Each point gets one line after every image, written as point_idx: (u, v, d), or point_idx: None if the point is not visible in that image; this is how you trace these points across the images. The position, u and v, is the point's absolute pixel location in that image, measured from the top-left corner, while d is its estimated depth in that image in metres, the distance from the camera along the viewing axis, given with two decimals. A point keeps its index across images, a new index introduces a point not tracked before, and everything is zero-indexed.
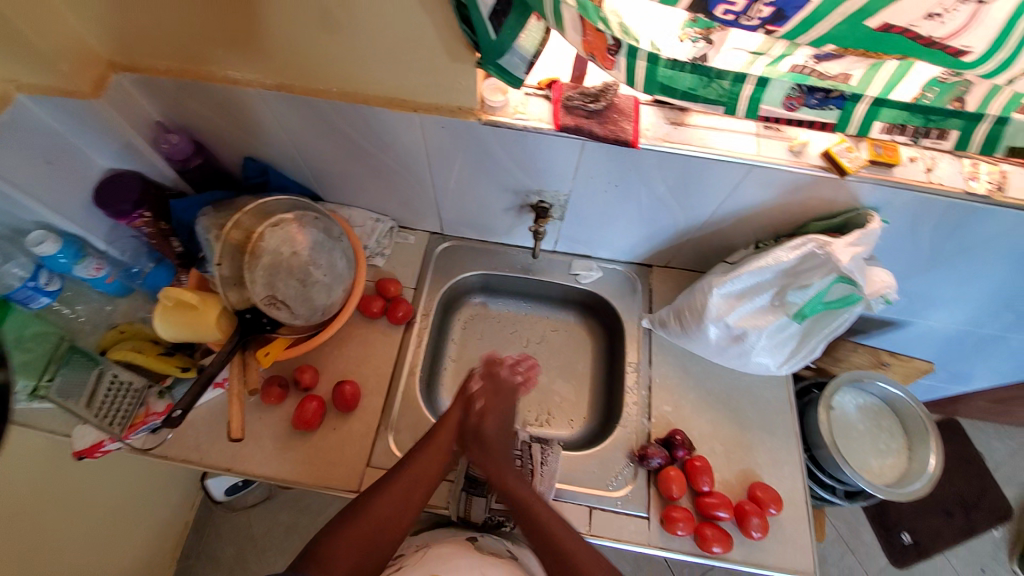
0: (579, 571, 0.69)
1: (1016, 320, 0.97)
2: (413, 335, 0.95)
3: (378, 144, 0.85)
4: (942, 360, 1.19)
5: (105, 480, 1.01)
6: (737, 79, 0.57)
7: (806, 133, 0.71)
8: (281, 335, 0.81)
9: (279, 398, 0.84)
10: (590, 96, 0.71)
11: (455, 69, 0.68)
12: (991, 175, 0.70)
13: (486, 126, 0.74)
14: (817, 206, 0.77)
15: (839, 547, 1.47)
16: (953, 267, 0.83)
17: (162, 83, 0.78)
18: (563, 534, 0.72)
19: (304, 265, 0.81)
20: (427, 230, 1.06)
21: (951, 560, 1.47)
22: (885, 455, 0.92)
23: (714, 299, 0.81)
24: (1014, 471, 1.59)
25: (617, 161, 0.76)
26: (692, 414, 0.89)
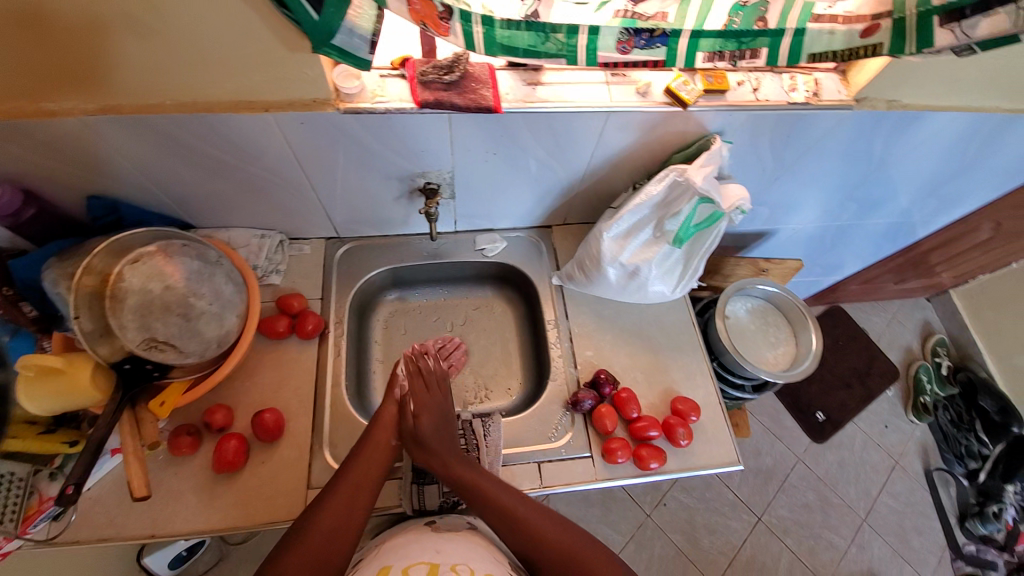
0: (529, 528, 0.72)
1: (859, 207, 1.12)
2: (328, 345, 0.91)
3: (238, 155, 0.79)
4: (815, 255, 1.36)
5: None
6: (570, 30, 0.60)
7: (647, 75, 0.77)
8: (176, 379, 0.76)
9: (192, 446, 0.79)
10: (443, 68, 0.71)
11: (296, 60, 0.65)
12: (808, 85, 0.79)
13: (347, 114, 0.72)
14: (675, 140, 0.83)
15: (769, 439, 1.66)
16: (799, 171, 0.94)
17: None
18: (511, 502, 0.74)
19: (184, 297, 0.75)
20: (321, 236, 1.02)
21: (858, 424, 1.71)
22: (777, 345, 1.06)
23: (606, 243, 0.88)
24: (891, 337, 1.87)
25: (488, 129, 0.77)
26: (613, 353, 0.96)
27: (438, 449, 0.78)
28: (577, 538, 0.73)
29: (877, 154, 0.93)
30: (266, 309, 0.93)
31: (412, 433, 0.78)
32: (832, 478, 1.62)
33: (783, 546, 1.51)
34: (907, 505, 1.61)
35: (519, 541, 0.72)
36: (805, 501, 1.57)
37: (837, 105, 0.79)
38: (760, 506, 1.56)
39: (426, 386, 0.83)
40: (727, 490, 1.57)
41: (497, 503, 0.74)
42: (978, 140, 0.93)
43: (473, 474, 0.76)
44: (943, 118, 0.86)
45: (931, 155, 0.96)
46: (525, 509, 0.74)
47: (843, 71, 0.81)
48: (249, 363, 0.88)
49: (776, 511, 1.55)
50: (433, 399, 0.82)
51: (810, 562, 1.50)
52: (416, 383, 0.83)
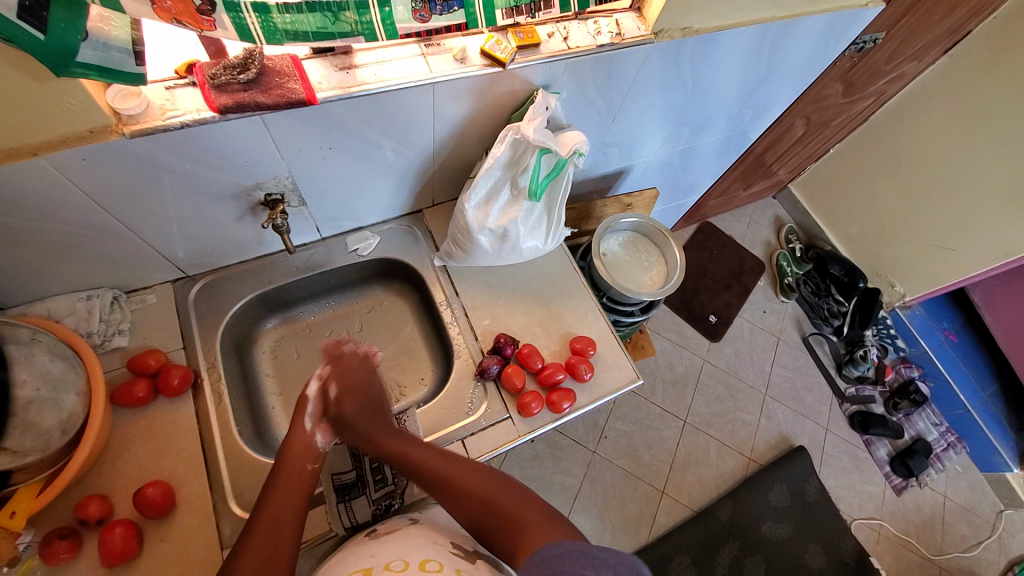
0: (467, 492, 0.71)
1: (692, 128, 1.24)
2: (208, 393, 0.83)
3: (21, 214, 0.66)
4: (672, 180, 1.50)
5: None
6: (358, 6, 0.57)
7: (461, 40, 0.77)
8: (22, 483, 0.67)
9: (71, 550, 0.68)
10: (237, 67, 0.64)
11: (51, 90, 0.55)
12: (610, 26, 0.84)
13: (138, 138, 0.63)
14: (507, 99, 0.85)
15: (677, 351, 1.84)
16: (630, 107, 1.02)
17: None
18: (445, 468, 0.74)
19: (3, 389, 0.61)
20: (167, 280, 0.91)
21: (743, 316, 1.96)
22: (651, 268, 1.16)
23: (470, 213, 0.89)
24: (752, 235, 2.14)
25: (312, 124, 0.73)
26: (509, 316, 0.99)
27: (365, 428, 0.79)
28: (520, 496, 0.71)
29: (690, 78, 1.03)
30: (118, 376, 0.82)
31: (338, 417, 0.78)
32: (734, 367, 1.85)
33: (709, 438, 1.71)
34: (793, 370, 1.89)
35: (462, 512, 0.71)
36: (717, 394, 1.78)
37: (640, 40, 0.85)
38: (683, 410, 1.73)
39: (351, 374, 0.82)
40: (654, 406, 1.73)
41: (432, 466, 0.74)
42: (767, 48, 1.06)
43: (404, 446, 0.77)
44: (735, 35, 0.97)
45: (736, 69, 1.08)
46: (467, 474, 0.73)
47: (639, 9, 0.87)
48: (114, 440, 0.77)
49: (696, 411, 1.74)
50: (359, 380, 0.82)
51: (732, 443, 1.72)
52: (334, 373, 0.81)
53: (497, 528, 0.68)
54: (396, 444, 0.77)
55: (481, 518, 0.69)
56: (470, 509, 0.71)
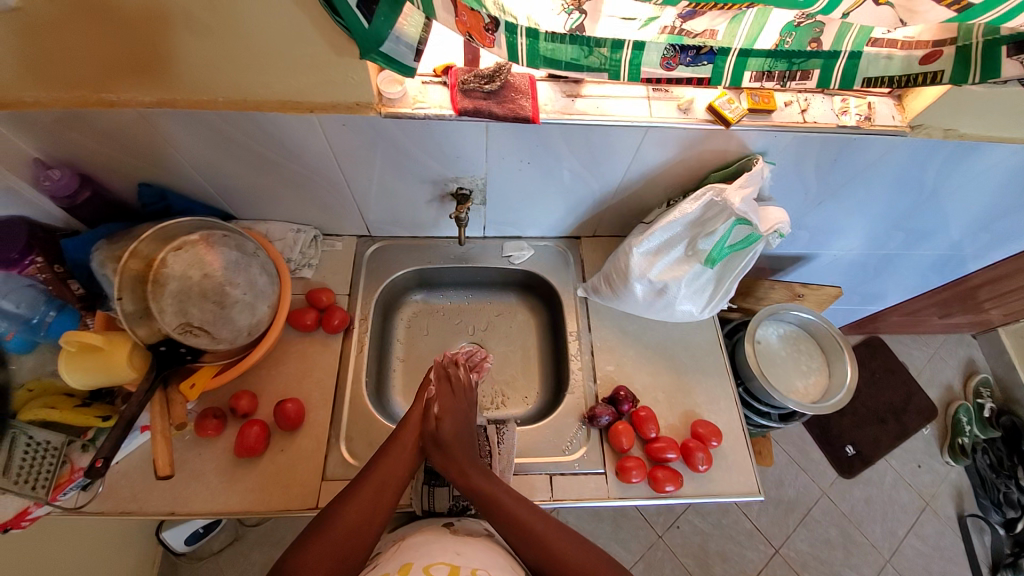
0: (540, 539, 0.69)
1: (907, 236, 1.07)
2: (352, 341, 0.93)
3: (282, 153, 0.81)
4: (855, 283, 1.31)
5: (61, 546, 0.93)
6: (615, 45, 0.60)
7: (691, 91, 0.76)
8: (205, 363, 0.80)
9: (217, 429, 0.81)
10: (484, 77, 0.72)
11: (342, 65, 0.66)
12: (860, 108, 0.76)
13: (388, 118, 0.73)
14: (712, 158, 0.82)
15: (791, 468, 1.60)
16: (844, 196, 0.91)
17: (41, 117, 0.71)
18: (526, 514, 0.71)
19: (220, 285, 0.78)
20: (353, 234, 1.04)
21: (890, 461, 1.63)
22: (808, 374, 1.02)
23: (635, 259, 0.87)
24: (933, 373, 1.77)
25: (525, 139, 0.78)
26: (633, 369, 0.94)
27: (456, 455, 0.76)
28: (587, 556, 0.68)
29: (929, 182, 0.88)
30: (295, 301, 0.96)
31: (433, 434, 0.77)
32: (858, 516, 1.55)
33: None
34: (940, 552, 1.52)
35: (535, 555, 0.68)
36: (828, 537, 1.51)
37: (890, 131, 0.75)
38: (778, 537, 1.50)
39: (452, 396, 0.82)
40: (744, 518, 1.52)
41: (510, 514, 0.71)
42: None
43: (495, 489, 0.73)
44: (1003, 150, 0.81)
45: (988, 187, 0.91)
46: (539, 519, 0.71)
47: (898, 96, 0.77)
48: (274, 353, 0.90)
49: (794, 544, 1.49)
50: (457, 407, 0.81)
51: None
52: (440, 389, 0.82)
53: None
54: (479, 477, 0.74)
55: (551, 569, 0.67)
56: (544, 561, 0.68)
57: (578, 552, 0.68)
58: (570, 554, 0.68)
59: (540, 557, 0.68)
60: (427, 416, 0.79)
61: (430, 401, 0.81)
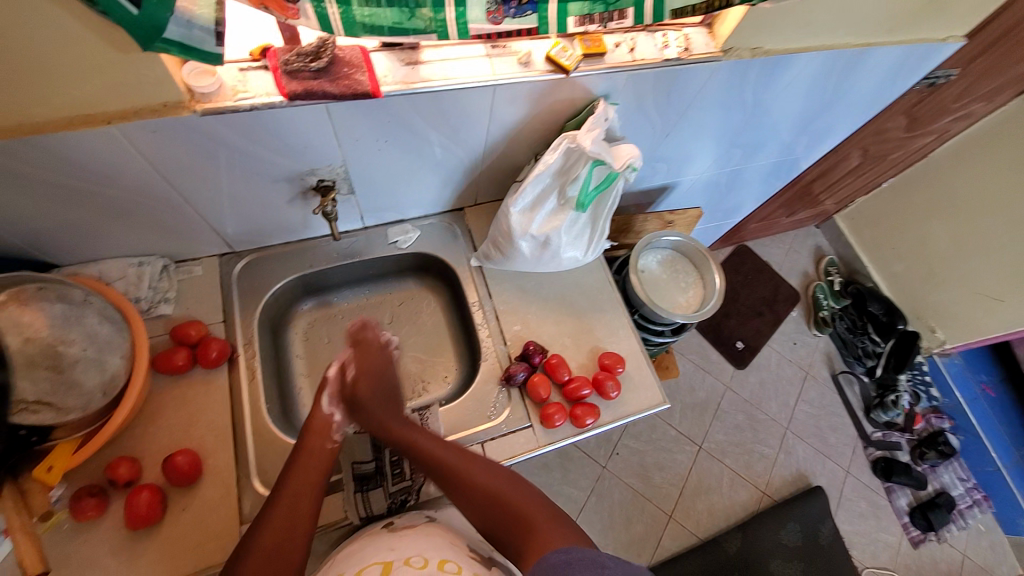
0: (467, 481, 0.72)
1: (745, 151, 1.21)
2: (240, 369, 0.85)
3: (89, 179, 0.69)
4: (717, 200, 1.46)
5: None
6: (435, 4, 0.58)
7: (528, 43, 0.77)
8: (61, 440, 0.69)
9: (99, 508, 0.71)
10: (308, 55, 0.66)
11: (129, 64, 0.57)
12: (679, 41, 0.83)
13: (208, 117, 0.65)
14: (564, 106, 0.84)
15: (699, 374, 1.80)
16: (686, 124, 1.00)
17: None
18: (454, 458, 0.74)
19: (50, 347, 0.66)
20: (213, 254, 0.93)
21: (772, 346, 1.89)
22: (687, 289, 1.14)
23: (514, 217, 0.89)
24: (791, 264, 2.07)
25: (373, 116, 0.74)
26: (539, 324, 0.98)
27: (379, 416, 0.78)
28: (513, 483, 0.71)
29: (751, 98, 1.00)
30: (159, 343, 0.85)
31: (351, 398, 0.79)
32: (757, 398, 1.79)
33: (723, 466, 1.66)
34: (820, 408, 1.83)
35: (469, 500, 0.71)
36: (737, 423, 1.73)
37: (707, 58, 0.83)
38: (700, 435, 1.69)
39: (368, 359, 0.82)
40: (670, 427, 1.69)
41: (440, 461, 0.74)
42: (835, 75, 1.02)
43: (419, 438, 0.76)
44: (802, 60, 0.93)
45: (797, 94, 1.04)
46: (462, 460, 0.74)
47: (709, 24, 0.85)
48: (149, 405, 0.80)
49: (714, 437, 1.70)
50: (378, 366, 0.83)
51: (747, 475, 1.66)
52: (356, 356, 0.83)
53: (505, 523, 0.67)
54: (402, 428, 0.78)
55: (490, 517, 0.69)
56: (477, 501, 0.70)
57: (504, 482, 0.71)
58: (499, 485, 0.71)
59: (477, 510, 0.70)
60: (346, 377, 0.81)
61: (345, 365, 0.82)
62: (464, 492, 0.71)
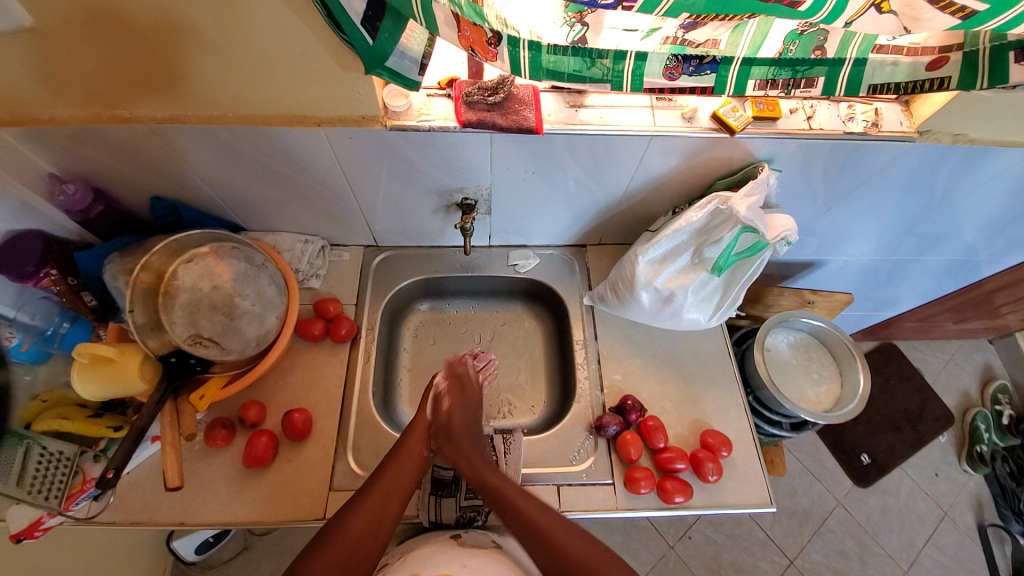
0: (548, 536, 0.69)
1: (920, 242, 1.06)
2: (359, 350, 0.94)
3: (290, 166, 0.82)
4: (868, 289, 1.29)
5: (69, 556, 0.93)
6: (617, 56, 0.60)
7: (695, 100, 0.76)
8: (216, 374, 0.79)
9: (226, 439, 0.82)
10: (488, 90, 0.72)
11: (347, 79, 0.67)
12: (866, 114, 0.75)
13: (392, 131, 0.74)
14: (718, 165, 0.81)
15: (805, 477, 1.57)
16: (854, 202, 0.90)
17: (61, 134, 0.73)
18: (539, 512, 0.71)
19: (229, 296, 0.80)
20: (360, 245, 1.05)
21: (907, 471, 1.59)
22: (820, 383, 1.01)
23: (641, 267, 0.86)
24: (949, 380, 1.73)
25: (529, 149, 0.78)
26: (641, 379, 0.93)
27: (467, 449, 0.78)
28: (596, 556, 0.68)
29: (940, 187, 0.87)
30: (303, 311, 0.97)
31: (444, 427, 0.80)
32: (874, 526, 1.51)
33: None
34: (960, 564, 1.48)
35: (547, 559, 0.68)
36: (844, 548, 1.47)
37: (898, 137, 0.74)
38: (793, 549, 1.47)
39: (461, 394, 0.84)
40: (758, 528, 1.49)
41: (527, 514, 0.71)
42: None
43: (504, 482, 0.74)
44: (1016, 155, 0.80)
45: (1002, 190, 0.89)
46: (547, 516, 0.71)
47: (906, 103, 0.77)
48: (283, 363, 0.91)
49: (810, 556, 1.46)
50: (469, 399, 0.84)
51: None
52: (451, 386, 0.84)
53: None
54: (486, 469, 0.76)
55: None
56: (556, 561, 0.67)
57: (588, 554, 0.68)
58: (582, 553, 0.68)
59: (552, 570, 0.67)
60: (438, 408, 0.82)
61: (441, 395, 0.83)
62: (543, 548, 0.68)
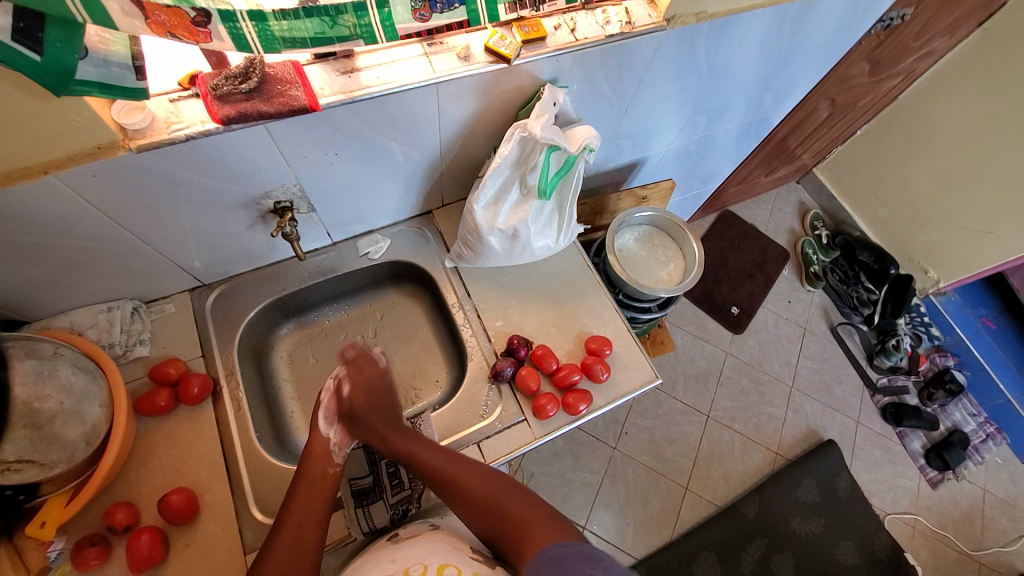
0: (472, 492, 0.71)
1: (710, 116, 1.20)
2: (226, 401, 0.85)
3: (39, 233, 0.68)
4: (691, 169, 1.46)
5: None
6: (357, 9, 0.56)
7: (464, 37, 0.75)
8: (49, 495, 0.69)
9: (103, 555, 0.70)
10: (238, 77, 0.64)
11: (56, 109, 0.56)
12: (619, 15, 0.81)
13: (144, 153, 0.64)
14: (513, 95, 0.83)
15: (697, 343, 1.79)
16: (643, 97, 0.98)
17: None
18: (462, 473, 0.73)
19: (26, 405, 0.62)
20: (184, 290, 0.92)
21: (767, 307, 1.89)
22: (668, 263, 1.14)
23: (479, 214, 0.88)
24: (776, 224, 2.06)
25: (316, 130, 0.72)
26: (521, 317, 0.97)
27: (381, 427, 0.77)
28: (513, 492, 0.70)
29: (704, 65, 0.98)
30: (140, 386, 0.84)
31: (349, 411, 0.78)
32: (758, 360, 1.79)
33: (733, 432, 1.66)
34: (821, 361, 1.83)
35: (481, 519, 0.69)
36: (741, 387, 1.74)
37: (651, 29, 0.81)
38: (706, 405, 1.69)
39: (363, 376, 0.80)
40: (676, 400, 1.69)
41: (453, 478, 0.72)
42: (786, 31, 1.01)
43: (420, 452, 0.75)
44: (749, 19, 0.92)
45: (751, 54, 1.02)
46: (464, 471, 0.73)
47: None
48: (138, 449, 0.79)
49: (719, 405, 1.70)
50: (373, 377, 0.81)
51: (757, 437, 1.67)
52: (349, 373, 0.81)
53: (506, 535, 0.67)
54: (406, 439, 0.76)
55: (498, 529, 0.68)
56: (484, 516, 0.69)
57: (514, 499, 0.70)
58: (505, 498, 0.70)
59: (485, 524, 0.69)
60: (341, 395, 0.79)
61: (340, 382, 0.80)
62: (472, 506, 0.70)
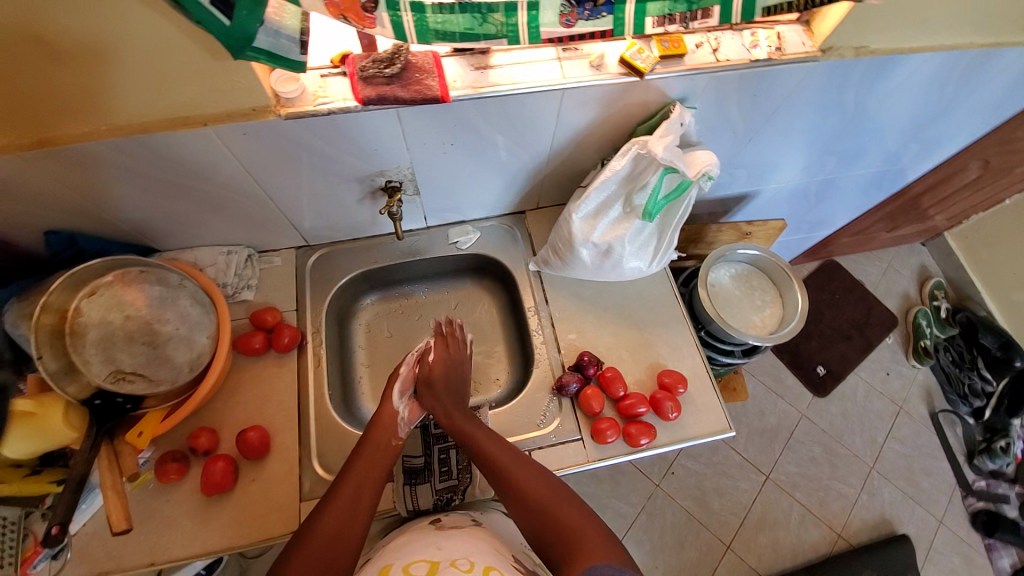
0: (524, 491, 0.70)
1: (841, 159, 1.09)
2: (308, 356, 0.91)
3: (189, 175, 0.76)
4: (803, 211, 1.34)
5: None
6: (508, 9, 0.57)
7: (600, 46, 0.74)
8: (149, 409, 0.76)
9: (180, 472, 0.78)
10: (384, 61, 0.68)
11: (226, 68, 0.62)
12: (770, 40, 0.76)
13: (290, 120, 0.69)
14: (636, 110, 0.80)
15: (770, 397, 1.66)
16: (772, 129, 0.91)
17: None
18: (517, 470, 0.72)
19: (148, 324, 0.75)
20: (291, 247, 1.00)
21: (859, 374, 1.70)
22: (764, 308, 1.05)
23: (576, 224, 0.86)
24: (888, 285, 1.84)
25: (441, 120, 0.74)
26: (596, 335, 0.94)
27: (446, 405, 0.80)
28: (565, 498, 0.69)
29: (850, 104, 0.89)
30: (240, 326, 0.92)
31: (426, 380, 0.82)
32: (837, 430, 1.62)
33: (793, 501, 1.52)
34: (914, 448, 1.62)
35: (530, 521, 0.68)
36: (812, 455, 1.58)
37: (802, 59, 0.75)
38: (767, 464, 1.56)
39: (448, 351, 0.85)
40: (734, 452, 1.58)
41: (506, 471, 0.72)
42: (956, 79, 0.89)
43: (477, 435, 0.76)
44: (916, 61, 0.82)
45: (907, 98, 0.92)
46: (519, 468, 0.72)
47: (806, 22, 0.77)
48: (228, 384, 0.87)
49: (783, 468, 1.56)
50: (455, 358, 0.85)
51: (820, 513, 1.51)
52: (437, 345, 0.86)
53: (553, 541, 0.65)
54: (464, 420, 0.78)
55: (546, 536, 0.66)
56: (534, 518, 0.68)
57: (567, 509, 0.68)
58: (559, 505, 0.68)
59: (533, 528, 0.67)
60: (424, 361, 0.84)
61: (426, 350, 0.86)
62: (522, 505, 0.69)
